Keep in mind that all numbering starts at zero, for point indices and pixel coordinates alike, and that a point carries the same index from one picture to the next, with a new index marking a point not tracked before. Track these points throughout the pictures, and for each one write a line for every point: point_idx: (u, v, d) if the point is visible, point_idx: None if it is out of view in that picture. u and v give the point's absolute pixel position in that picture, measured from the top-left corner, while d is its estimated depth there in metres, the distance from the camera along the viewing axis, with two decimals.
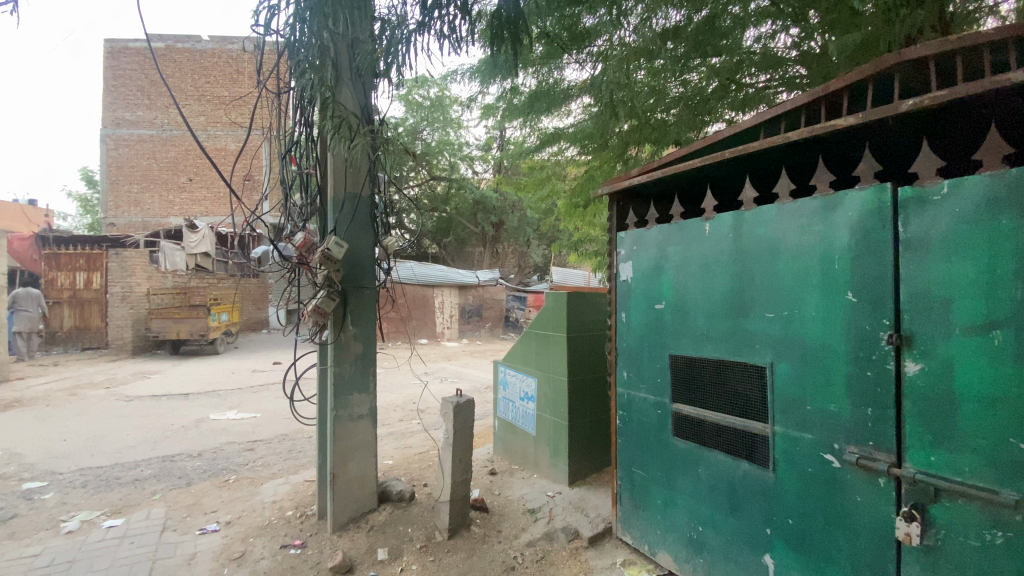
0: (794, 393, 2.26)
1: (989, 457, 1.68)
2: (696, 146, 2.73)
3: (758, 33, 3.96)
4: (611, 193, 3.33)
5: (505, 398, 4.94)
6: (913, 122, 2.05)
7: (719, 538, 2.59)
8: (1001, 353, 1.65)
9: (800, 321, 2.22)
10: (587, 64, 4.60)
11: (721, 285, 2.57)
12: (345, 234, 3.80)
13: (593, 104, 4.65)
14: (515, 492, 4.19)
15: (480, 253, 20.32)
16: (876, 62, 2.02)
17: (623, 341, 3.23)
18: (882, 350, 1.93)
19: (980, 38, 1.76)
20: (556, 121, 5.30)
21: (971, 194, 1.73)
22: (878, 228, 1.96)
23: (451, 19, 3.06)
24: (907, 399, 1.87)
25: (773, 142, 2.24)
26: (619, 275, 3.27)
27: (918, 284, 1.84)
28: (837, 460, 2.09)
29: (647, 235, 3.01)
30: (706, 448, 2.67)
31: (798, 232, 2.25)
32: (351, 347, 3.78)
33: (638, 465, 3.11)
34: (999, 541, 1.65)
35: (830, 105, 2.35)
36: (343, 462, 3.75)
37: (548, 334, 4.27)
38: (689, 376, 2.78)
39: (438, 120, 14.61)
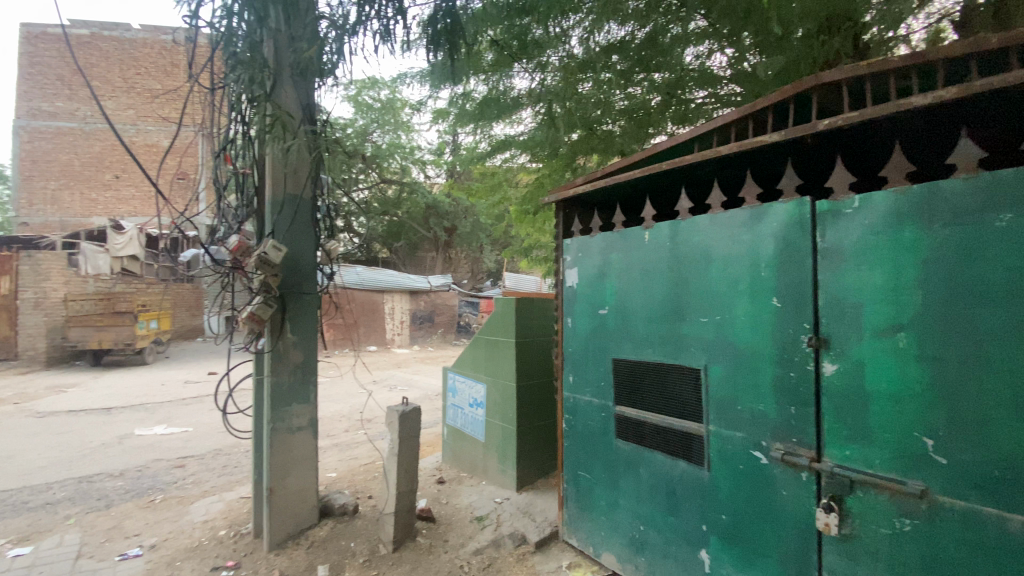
0: (726, 393, 2.37)
1: (896, 450, 1.82)
2: (637, 158, 2.84)
3: (697, 51, 4.11)
4: (558, 201, 3.39)
5: (454, 405, 4.89)
6: (830, 141, 2.20)
7: (660, 536, 2.67)
8: (905, 353, 1.79)
9: (731, 325, 2.34)
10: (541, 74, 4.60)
11: (660, 291, 2.67)
12: (284, 236, 3.63)
13: (542, 112, 4.63)
14: (463, 500, 4.15)
15: (432, 257, 20.21)
16: (797, 83, 2.17)
17: (569, 345, 3.27)
18: (803, 352, 2.07)
19: (887, 65, 1.93)
20: (507, 129, 5.30)
21: (879, 208, 1.88)
22: (799, 238, 2.10)
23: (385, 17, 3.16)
24: (825, 397, 2.01)
25: (707, 155, 2.36)
26: (565, 281, 3.33)
27: (835, 290, 1.98)
28: (764, 456, 2.21)
29: (592, 241, 3.09)
30: (646, 448, 2.75)
31: (729, 240, 2.37)
32: (290, 356, 3.62)
33: (584, 468, 3.16)
34: (907, 528, 1.79)
35: (757, 122, 2.51)
36: (282, 475, 3.58)
37: (497, 340, 4.27)
38: (630, 379, 2.85)
39: (390, 122, 14.42)
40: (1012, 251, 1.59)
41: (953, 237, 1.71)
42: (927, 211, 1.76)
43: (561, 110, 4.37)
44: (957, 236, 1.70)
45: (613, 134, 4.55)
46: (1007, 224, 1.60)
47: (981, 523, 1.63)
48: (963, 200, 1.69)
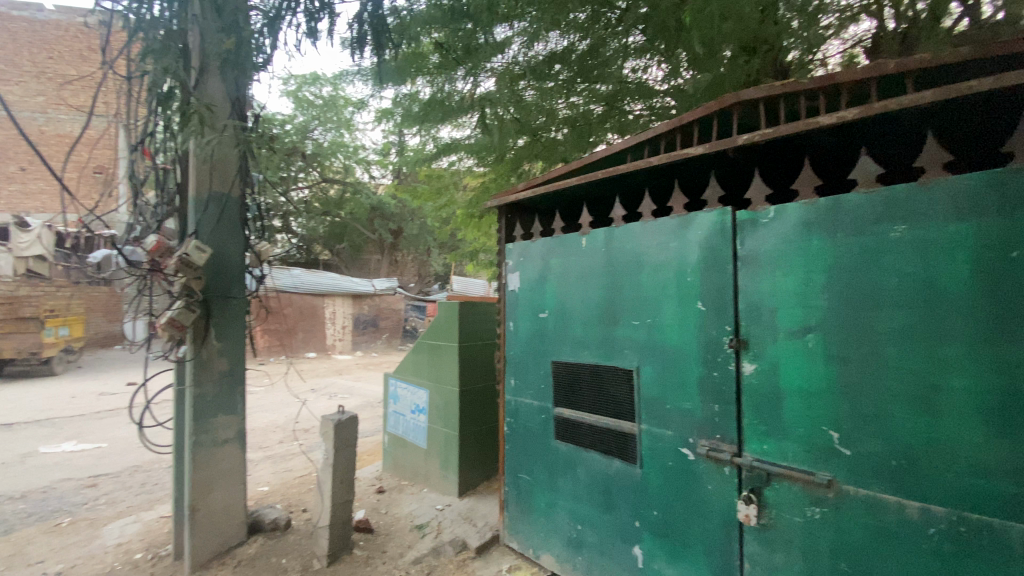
0: (656, 393, 2.46)
1: (807, 443, 1.96)
2: (576, 165, 2.91)
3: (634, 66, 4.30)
4: (500, 206, 3.41)
5: (395, 412, 4.79)
6: (750, 156, 2.35)
7: (597, 535, 2.73)
8: (814, 353, 1.94)
9: (661, 327, 2.44)
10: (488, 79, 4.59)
11: (597, 295, 2.74)
12: (208, 237, 3.42)
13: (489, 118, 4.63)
14: (403, 509, 4.06)
15: (378, 260, 19.73)
16: (720, 99, 2.30)
17: (511, 349, 3.29)
18: (725, 353, 2.19)
19: (797, 86, 2.09)
20: (453, 132, 5.27)
21: (791, 219, 2.02)
22: (722, 245, 2.22)
23: (312, 12, 3.28)
24: (745, 395, 2.14)
25: (639, 165, 2.46)
26: (507, 285, 3.35)
27: (754, 295, 2.11)
28: (691, 452, 2.32)
29: (532, 246, 3.13)
30: (583, 449, 2.81)
31: (659, 247, 2.47)
32: (215, 364, 3.41)
33: (524, 470, 3.18)
34: (817, 515, 1.93)
35: (686, 135, 2.64)
36: (205, 491, 3.36)
37: (439, 344, 4.23)
38: (569, 381, 2.91)
39: (332, 120, 13.91)
40: (904, 259, 1.74)
41: (855, 246, 1.85)
42: (832, 222, 1.91)
43: (512, 115, 4.36)
44: (858, 245, 1.84)
45: (557, 141, 4.63)
46: (901, 235, 1.75)
47: (882, 510, 1.77)
48: (863, 213, 1.84)
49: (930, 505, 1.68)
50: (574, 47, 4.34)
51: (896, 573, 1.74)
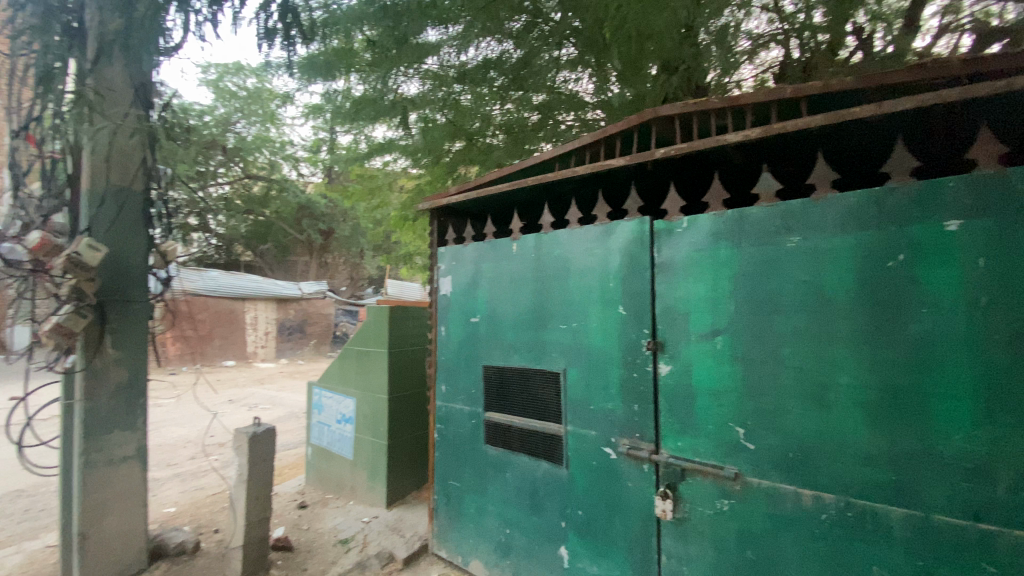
0: (581, 395, 2.53)
1: (715, 438, 2.09)
2: (506, 171, 2.94)
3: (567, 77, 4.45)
4: (432, 209, 3.37)
5: (319, 422, 4.58)
6: (667, 169, 2.48)
7: (524, 538, 2.76)
8: (721, 354, 2.08)
9: (586, 331, 2.51)
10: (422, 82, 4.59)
11: (526, 300, 2.78)
12: (104, 235, 3.10)
13: (424, 120, 4.68)
14: (326, 524, 3.89)
15: (306, 263, 18.83)
16: (640, 114, 2.42)
17: (442, 354, 3.25)
18: (644, 355, 2.30)
19: (708, 105, 2.24)
20: (387, 132, 5.14)
21: (701, 229, 2.16)
22: (641, 253, 2.34)
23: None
24: (662, 394, 2.25)
25: (566, 173, 2.53)
26: (438, 289, 3.32)
27: (669, 300, 2.24)
28: (613, 451, 2.40)
29: (464, 250, 3.12)
30: (512, 453, 2.83)
31: (584, 253, 2.55)
32: (110, 375, 3.09)
33: (454, 477, 3.16)
34: (725, 507, 2.06)
35: (609, 146, 2.75)
36: (98, 516, 3.04)
37: (368, 351, 4.10)
38: (498, 386, 2.92)
39: (258, 113, 12.83)
40: (799, 267, 1.91)
41: (757, 254, 2.01)
42: (739, 233, 2.06)
43: (444, 120, 4.61)
44: (760, 254, 2.00)
45: (492, 147, 4.67)
46: (794, 246, 1.92)
47: (780, 498, 1.93)
48: (765, 225, 1.99)
49: (822, 494, 1.84)
50: (507, 55, 4.42)
51: (792, 556, 1.90)
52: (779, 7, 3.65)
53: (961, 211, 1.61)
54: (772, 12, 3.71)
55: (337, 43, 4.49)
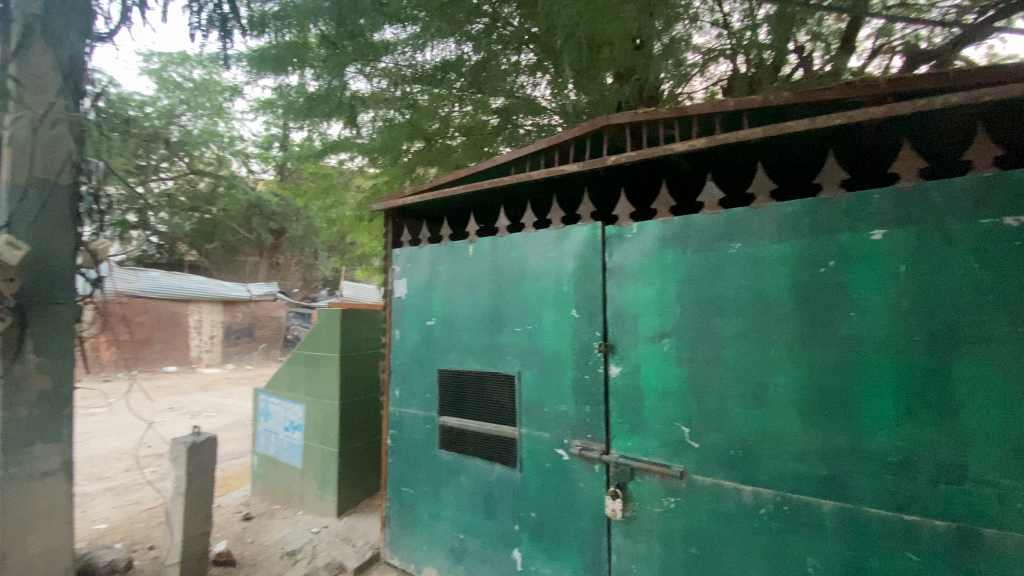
0: (535, 397, 2.55)
1: (663, 437, 2.16)
2: (462, 174, 2.93)
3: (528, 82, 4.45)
4: (387, 210, 3.32)
5: (266, 430, 4.41)
6: (619, 176, 2.54)
7: (478, 542, 2.74)
8: (668, 356, 2.14)
9: (541, 334, 2.53)
10: (382, 82, 4.53)
11: (480, 304, 2.78)
12: (25, 232, 2.87)
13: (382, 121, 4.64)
14: (273, 536, 3.74)
15: (256, 263, 18.10)
16: (592, 121, 2.48)
17: (396, 358, 3.20)
18: (595, 357, 2.34)
19: (657, 115, 2.31)
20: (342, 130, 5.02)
21: (650, 234, 2.22)
22: (593, 257, 2.38)
23: None
24: (613, 395, 2.30)
25: (521, 178, 2.55)
26: (393, 292, 3.26)
27: (620, 303, 2.29)
28: (566, 453, 2.43)
29: (419, 253, 3.08)
30: (466, 457, 2.81)
31: (539, 256, 2.57)
32: (31, 383, 2.86)
33: (407, 483, 3.10)
34: (672, 504, 2.13)
35: (563, 152, 2.79)
36: (16, 536, 2.80)
37: (318, 355, 3.98)
38: (453, 390, 2.89)
39: (205, 105, 12.45)
40: (740, 272, 2.00)
41: (701, 260, 2.09)
42: (684, 239, 2.13)
43: (406, 119, 4.55)
44: (705, 259, 2.08)
45: (451, 148, 4.68)
46: (736, 252, 2.01)
47: (723, 494, 2.00)
48: (709, 232, 2.07)
49: (761, 489, 1.93)
50: (466, 58, 4.38)
51: (734, 550, 1.97)
52: (727, 23, 3.77)
53: (885, 221, 1.73)
54: (720, 27, 3.84)
55: (290, 36, 4.33)
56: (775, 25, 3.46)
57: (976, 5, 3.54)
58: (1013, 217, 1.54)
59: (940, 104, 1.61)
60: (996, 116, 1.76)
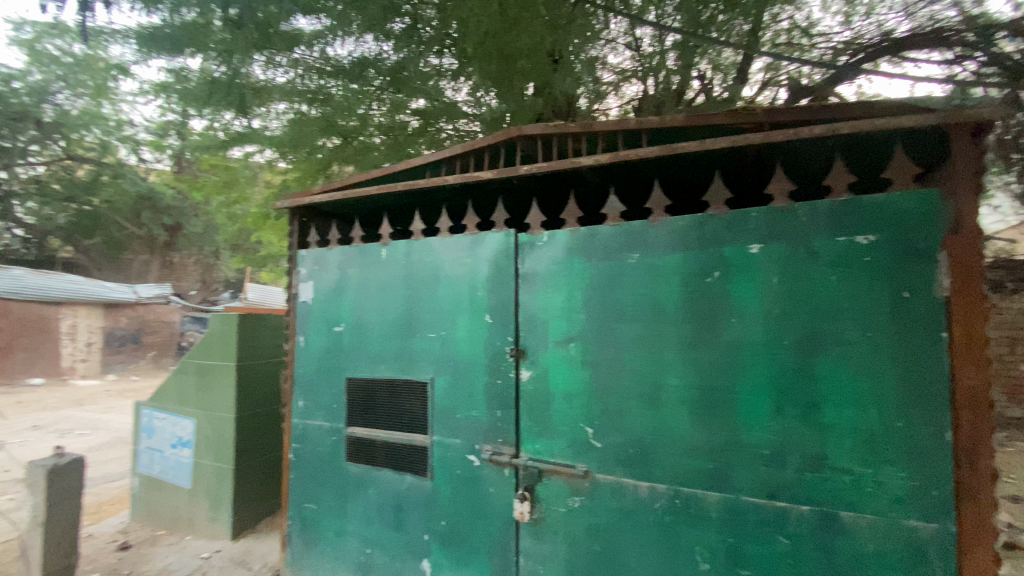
0: (447, 403, 2.52)
1: (570, 439, 2.22)
2: (374, 175, 2.84)
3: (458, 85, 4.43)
4: (293, 208, 3.13)
5: (149, 448, 3.99)
6: (531, 185, 2.59)
7: (386, 555, 2.66)
8: (576, 360, 2.22)
9: (454, 340, 2.52)
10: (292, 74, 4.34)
11: (392, 309, 2.71)
12: None
13: (297, 113, 4.43)
14: (156, 565, 3.38)
15: (147, 262, 16.32)
16: (506, 130, 2.52)
17: (300, 367, 3.02)
18: (507, 362, 2.37)
19: (567, 129, 2.39)
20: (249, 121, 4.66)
21: (560, 243, 2.29)
22: (505, 263, 2.41)
23: None
24: (523, 399, 2.33)
25: (436, 182, 2.52)
26: (297, 295, 3.08)
27: (532, 309, 2.34)
28: (476, 459, 2.43)
29: (327, 255, 2.95)
30: (376, 467, 2.71)
31: (452, 262, 2.55)
32: None
33: (311, 498, 2.94)
34: (577, 503, 2.20)
35: (478, 159, 2.81)
36: None
37: (212, 364, 3.66)
38: (362, 398, 2.78)
39: (86, 84, 11.13)
40: (639, 281, 2.11)
41: (605, 269, 2.18)
42: (590, 248, 2.22)
43: (318, 114, 4.41)
44: (609, 268, 2.18)
45: (371, 147, 4.59)
46: (636, 261, 2.12)
47: (623, 491, 2.10)
48: (612, 242, 2.17)
49: (656, 484, 2.05)
50: (385, 58, 4.21)
51: (632, 542, 2.08)
52: (638, 46, 3.96)
53: (763, 236, 1.91)
54: (632, 49, 4.02)
55: (192, 14, 3.81)
56: (680, 51, 3.72)
57: (850, 48, 4.02)
58: (862, 236, 1.77)
59: (807, 135, 1.81)
60: (852, 147, 2.00)
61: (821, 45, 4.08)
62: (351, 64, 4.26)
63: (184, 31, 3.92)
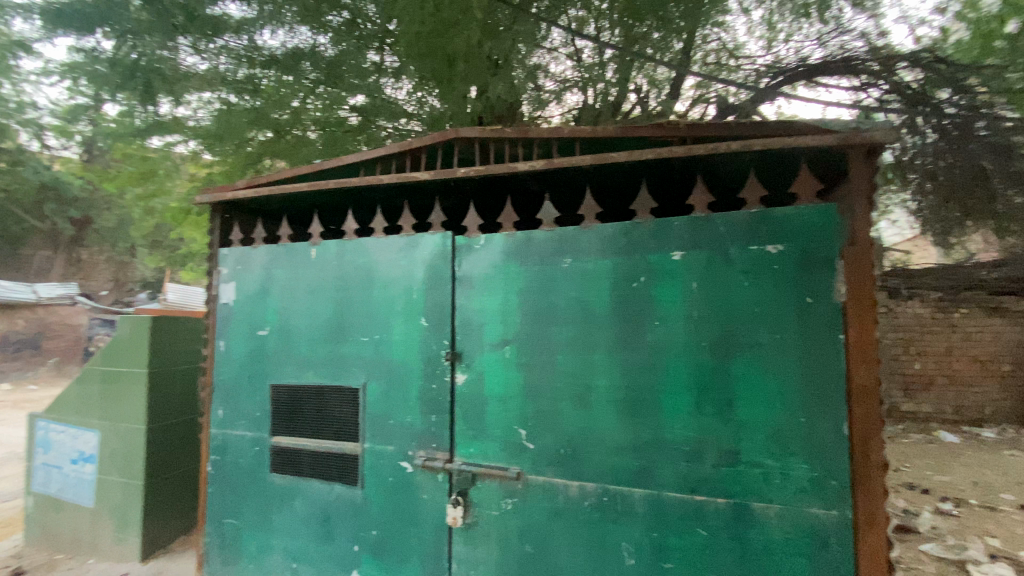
0: (379, 409, 2.46)
1: (503, 441, 2.23)
2: (304, 171, 2.73)
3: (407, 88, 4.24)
4: (214, 204, 2.94)
5: (45, 465, 3.62)
6: (467, 187, 2.58)
7: (313, 569, 2.55)
8: (511, 363, 2.23)
9: (387, 343, 2.46)
10: (227, 63, 4.07)
11: (322, 312, 2.61)
12: None
13: (224, 103, 4.20)
14: None
15: (50, 259, 14.83)
16: (443, 132, 2.50)
17: (220, 373, 2.84)
18: (442, 366, 2.34)
19: (505, 134, 2.41)
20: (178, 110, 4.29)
21: (496, 246, 2.29)
22: (442, 266, 2.38)
23: None
24: (458, 403, 2.32)
25: (370, 180, 2.45)
26: (218, 297, 2.89)
27: (468, 312, 2.33)
28: (409, 465, 2.38)
29: (252, 254, 2.79)
30: (303, 478, 2.60)
31: (387, 264, 2.49)
32: None
33: (232, 513, 2.77)
34: (509, 505, 2.20)
35: (414, 159, 2.76)
36: None
37: (120, 372, 3.37)
38: (288, 406, 2.65)
39: None
40: (572, 285, 2.15)
41: (539, 272, 2.21)
42: (525, 252, 2.24)
43: (251, 104, 4.20)
44: (542, 272, 2.21)
45: (306, 140, 4.47)
46: (569, 266, 2.16)
47: (555, 491, 2.13)
48: (546, 247, 2.21)
49: (586, 483, 2.09)
50: (321, 50, 4.05)
51: (563, 541, 2.11)
52: (581, 57, 3.97)
53: (685, 244, 2.00)
54: (574, 60, 4.02)
55: None
56: (619, 64, 3.85)
57: (771, 71, 4.28)
58: (772, 245, 1.90)
59: (725, 149, 1.93)
60: (765, 163, 2.15)
61: (746, 67, 4.27)
62: (286, 56, 4.05)
63: (93, 7, 3.59)
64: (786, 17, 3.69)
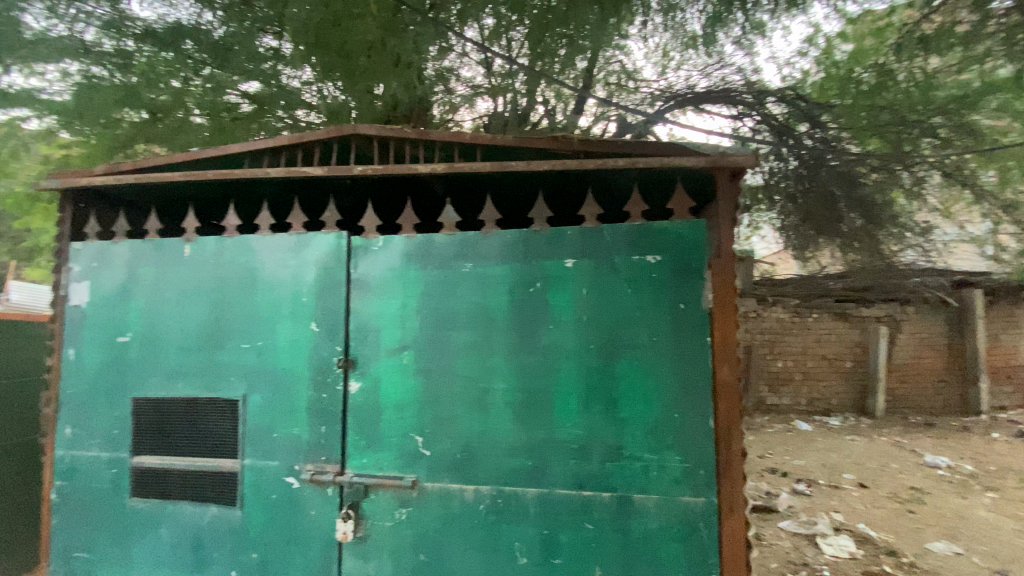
0: (263, 421, 2.29)
1: (398, 449, 2.18)
2: (179, 157, 2.48)
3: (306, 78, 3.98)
4: (64, 190, 2.56)
5: None
6: (364, 186, 2.49)
7: None
8: (407, 368, 2.19)
9: (273, 349, 2.30)
10: (89, 29, 3.50)
11: (196, 316, 2.38)
12: None
13: (89, 77, 3.73)
14: None
15: None
16: (338, 126, 2.40)
17: (68, 386, 2.48)
18: (334, 373, 2.24)
19: (404, 134, 2.38)
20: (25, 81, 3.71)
21: (395, 249, 2.24)
22: (336, 268, 2.28)
23: None
24: (351, 412, 2.22)
25: (257, 173, 2.29)
26: (68, 299, 2.52)
27: (363, 317, 2.25)
28: (296, 480, 2.24)
29: (113, 250, 2.48)
30: (171, 501, 2.35)
31: (274, 264, 2.33)
32: None
33: (81, 545, 2.43)
34: (403, 515, 2.16)
35: (307, 154, 2.63)
36: None
37: None
38: (154, 421, 2.38)
39: None
40: (470, 289, 2.16)
41: (437, 277, 2.20)
42: (425, 255, 2.21)
43: (121, 82, 3.74)
44: (441, 276, 2.19)
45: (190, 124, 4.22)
46: (468, 270, 2.17)
47: (450, 496, 2.13)
48: (444, 251, 2.19)
49: (480, 486, 2.11)
50: (207, 29, 3.58)
51: (457, 547, 2.11)
52: (490, 65, 3.94)
53: (576, 252, 2.10)
54: (483, 67, 3.99)
55: None
56: (527, 75, 3.87)
57: (664, 95, 4.61)
58: (652, 255, 2.05)
59: (612, 165, 2.05)
60: (648, 179, 2.32)
61: (644, 90, 4.56)
62: (162, 32, 3.59)
63: None
64: (678, 47, 3.99)
